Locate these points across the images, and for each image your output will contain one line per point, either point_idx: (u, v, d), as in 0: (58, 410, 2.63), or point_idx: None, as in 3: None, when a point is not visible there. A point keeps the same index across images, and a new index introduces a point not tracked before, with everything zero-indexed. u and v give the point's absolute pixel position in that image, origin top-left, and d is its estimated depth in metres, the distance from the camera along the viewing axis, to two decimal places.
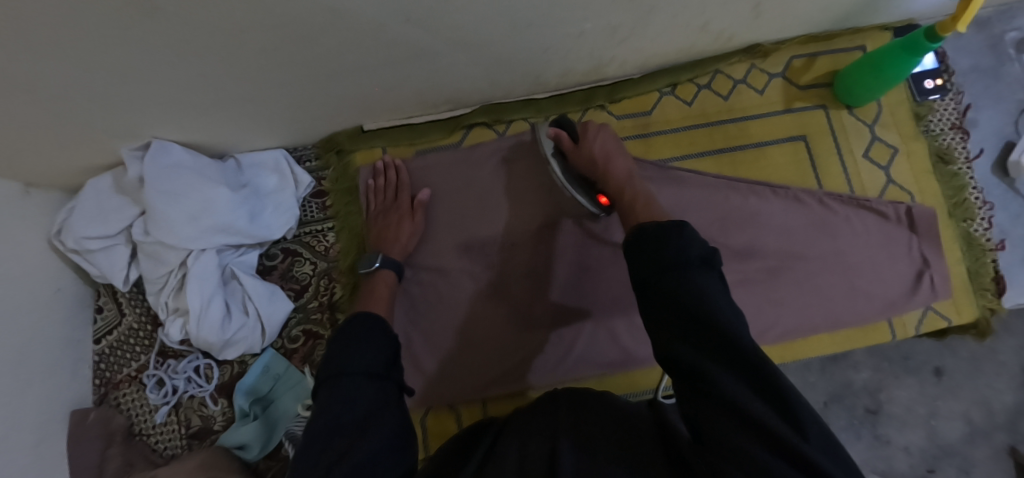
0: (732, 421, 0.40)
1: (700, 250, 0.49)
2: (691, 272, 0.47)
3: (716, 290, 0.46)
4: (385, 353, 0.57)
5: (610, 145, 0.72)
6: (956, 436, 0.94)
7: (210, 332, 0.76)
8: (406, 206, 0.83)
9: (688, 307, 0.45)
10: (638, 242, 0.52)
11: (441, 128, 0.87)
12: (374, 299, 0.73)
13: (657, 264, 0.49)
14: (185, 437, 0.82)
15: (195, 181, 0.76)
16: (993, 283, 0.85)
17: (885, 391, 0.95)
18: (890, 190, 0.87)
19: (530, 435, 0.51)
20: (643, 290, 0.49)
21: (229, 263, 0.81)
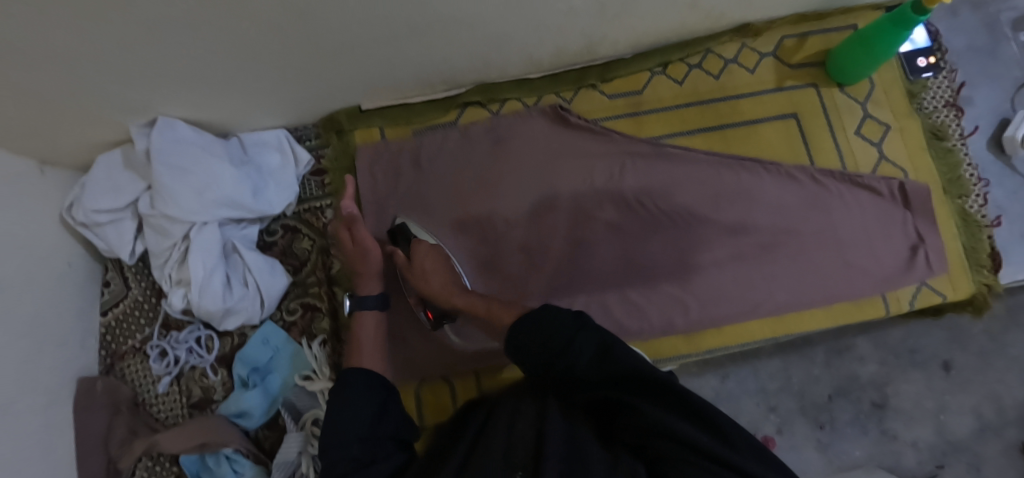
0: (670, 440, 0.49)
1: (574, 316, 0.60)
2: (583, 335, 0.58)
3: (600, 346, 0.58)
4: (369, 412, 0.60)
5: (441, 264, 0.78)
6: (965, 431, 0.99)
7: (212, 302, 0.78)
8: (359, 243, 0.80)
9: (592, 366, 0.58)
10: (524, 323, 0.62)
11: (439, 107, 0.89)
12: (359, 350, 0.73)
13: (547, 339, 0.59)
14: (186, 406, 0.84)
15: (199, 157, 0.79)
16: (990, 259, 0.84)
17: (891, 386, 1.01)
18: (883, 166, 0.87)
19: (522, 400, 0.59)
20: (545, 356, 0.60)
21: (231, 237, 0.83)
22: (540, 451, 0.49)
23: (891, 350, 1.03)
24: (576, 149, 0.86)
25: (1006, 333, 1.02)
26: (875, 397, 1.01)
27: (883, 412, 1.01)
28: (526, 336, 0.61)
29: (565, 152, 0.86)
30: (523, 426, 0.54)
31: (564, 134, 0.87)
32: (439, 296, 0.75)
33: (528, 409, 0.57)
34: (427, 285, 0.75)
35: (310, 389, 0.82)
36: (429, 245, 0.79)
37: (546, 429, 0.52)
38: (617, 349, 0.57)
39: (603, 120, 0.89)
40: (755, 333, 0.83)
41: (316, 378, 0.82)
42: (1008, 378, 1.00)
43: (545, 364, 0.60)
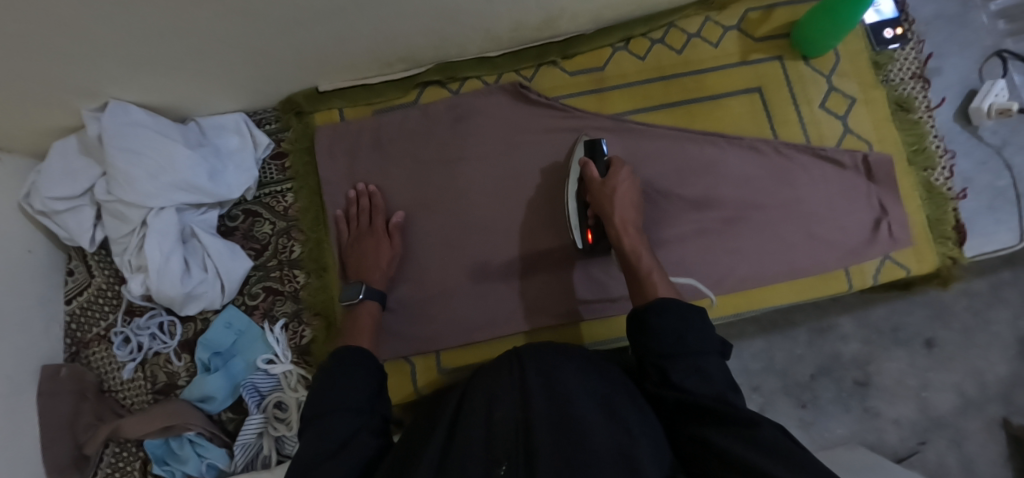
0: (749, 447, 0.50)
1: (716, 339, 0.63)
2: (710, 358, 0.61)
3: (722, 374, 0.60)
4: (370, 389, 0.64)
5: (631, 197, 0.77)
6: (946, 408, 1.00)
7: (170, 285, 0.78)
8: (383, 231, 0.82)
9: (708, 388, 0.58)
10: (674, 305, 0.65)
11: (397, 87, 0.88)
12: (357, 330, 0.75)
13: (682, 340, 0.62)
14: (151, 392, 0.85)
15: (153, 140, 0.78)
16: (955, 231, 0.83)
17: (874, 364, 1.01)
18: (848, 139, 0.86)
19: (500, 384, 0.60)
20: (661, 350, 0.62)
21: (190, 222, 0.82)
22: (528, 441, 0.51)
23: (874, 329, 1.02)
24: (538, 127, 0.86)
25: (988, 308, 1.01)
26: (857, 375, 1.01)
27: (866, 390, 1.01)
28: (665, 322, 0.63)
29: (525, 132, 0.86)
30: (504, 410, 0.56)
31: (527, 111, 0.86)
32: (617, 223, 0.74)
33: (510, 392, 0.58)
34: (611, 210, 0.75)
35: (273, 373, 0.81)
36: (629, 174, 0.78)
37: (531, 410, 0.54)
38: (733, 395, 0.58)
39: (564, 98, 0.88)
40: (718, 309, 0.83)
41: (278, 361, 0.82)
42: (991, 355, 1.00)
43: (656, 355, 0.62)
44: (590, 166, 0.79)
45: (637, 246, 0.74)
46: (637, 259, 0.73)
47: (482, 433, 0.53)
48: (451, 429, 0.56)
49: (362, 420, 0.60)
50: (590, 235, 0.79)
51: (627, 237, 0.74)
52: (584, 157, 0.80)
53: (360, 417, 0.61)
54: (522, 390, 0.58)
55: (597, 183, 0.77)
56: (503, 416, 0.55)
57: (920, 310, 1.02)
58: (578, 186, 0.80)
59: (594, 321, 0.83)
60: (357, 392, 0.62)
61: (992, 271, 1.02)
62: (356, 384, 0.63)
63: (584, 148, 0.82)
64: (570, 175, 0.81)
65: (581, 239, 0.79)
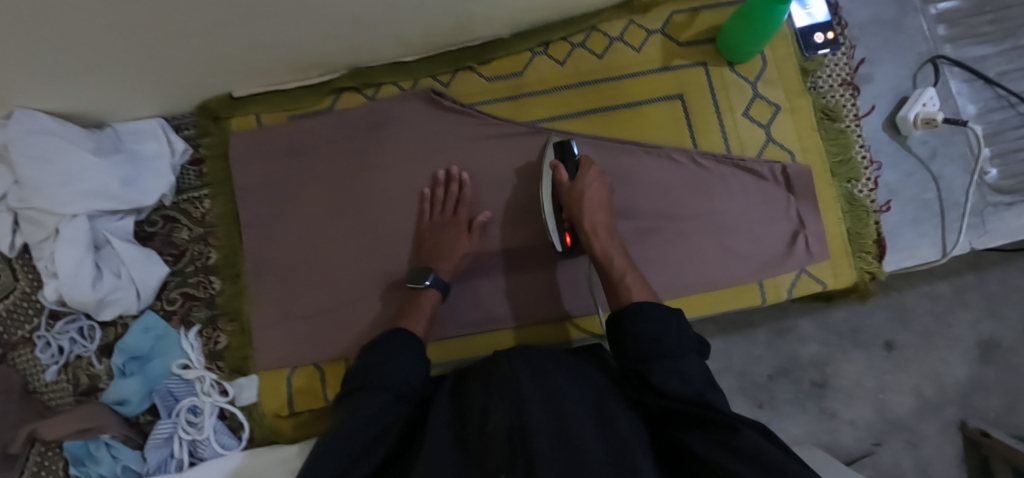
0: (729, 456, 0.48)
1: (694, 340, 0.61)
2: (689, 358, 0.59)
3: (704, 376, 0.58)
4: (411, 377, 0.60)
5: (601, 198, 0.76)
6: (905, 410, 1.04)
7: (82, 292, 0.79)
8: (464, 224, 0.80)
9: (686, 389, 0.56)
10: (655, 310, 0.63)
11: (314, 93, 0.87)
12: (416, 315, 0.74)
13: (658, 341, 0.60)
14: (74, 394, 0.87)
15: (62, 147, 0.79)
16: (875, 245, 0.81)
17: (833, 365, 1.04)
18: (770, 148, 0.84)
19: (488, 390, 0.54)
20: (639, 354, 0.60)
21: (103, 229, 0.83)
22: (525, 449, 0.44)
23: (835, 331, 1.05)
24: (453, 134, 0.85)
25: (951, 310, 1.05)
26: (815, 376, 1.04)
27: (824, 391, 1.04)
28: (644, 324, 0.61)
29: (440, 140, 0.85)
30: (499, 414, 0.49)
31: (441, 118, 0.85)
32: (587, 228, 0.73)
33: (500, 398, 0.51)
34: (580, 217, 0.74)
35: (187, 378, 0.83)
36: (599, 172, 0.77)
37: (528, 414, 0.48)
38: (713, 396, 0.55)
39: (481, 104, 0.86)
40: None
41: (192, 366, 0.83)
42: (951, 358, 1.04)
43: (635, 359, 0.60)
44: (560, 169, 0.78)
45: (609, 250, 0.72)
46: (610, 262, 0.71)
47: (468, 449, 0.48)
48: (457, 438, 0.51)
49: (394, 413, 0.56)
50: (569, 238, 0.78)
51: (597, 239, 0.73)
52: (554, 161, 0.79)
53: (397, 406, 0.57)
54: (503, 395, 0.52)
55: (566, 186, 0.76)
56: (496, 425, 0.48)
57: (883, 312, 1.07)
58: (551, 190, 0.79)
59: (504, 330, 0.83)
60: (392, 377, 0.59)
61: (958, 274, 1.08)
62: (403, 365, 0.61)
63: (552, 151, 0.80)
64: (543, 182, 0.79)
65: (558, 242, 0.78)
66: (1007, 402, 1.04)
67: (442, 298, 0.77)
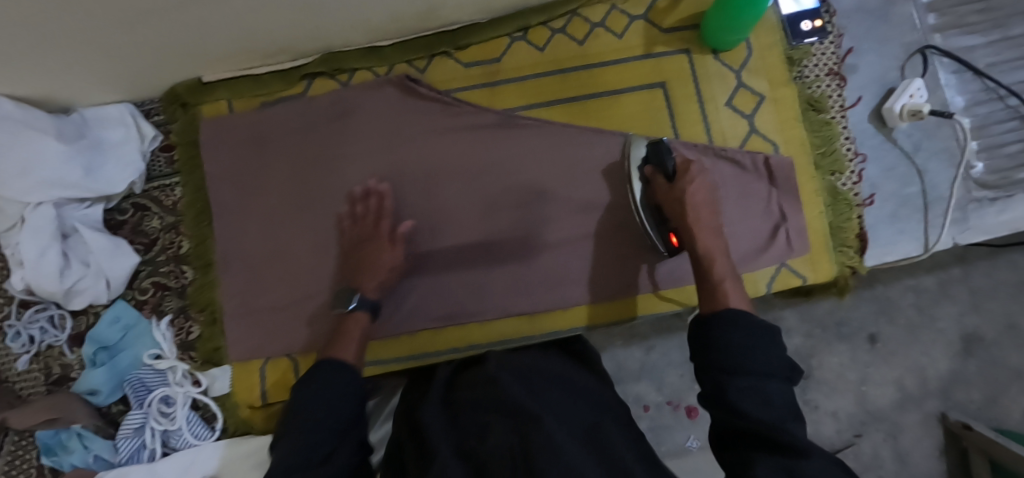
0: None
1: (783, 362, 0.55)
2: (774, 380, 0.53)
3: (786, 397, 0.53)
4: (351, 408, 0.61)
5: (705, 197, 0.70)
6: (886, 402, 1.00)
7: (50, 281, 0.78)
8: (387, 238, 0.77)
9: (767, 411, 0.51)
10: (750, 322, 0.57)
11: (282, 78, 0.84)
12: (343, 340, 0.70)
13: (750, 355, 0.54)
14: (46, 384, 0.86)
15: (19, 131, 0.75)
16: (856, 240, 0.80)
17: (816, 358, 1.02)
18: (753, 139, 0.82)
19: (494, 406, 0.57)
20: (726, 363, 0.55)
21: (70, 218, 0.81)
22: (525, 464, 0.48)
23: (818, 323, 1.02)
24: (426, 123, 0.82)
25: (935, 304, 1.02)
26: (798, 368, 1.00)
27: (805, 381, 1.00)
28: (732, 334, 0.56)
29: (411, 128, 0.82)
30: (502, 434, 0.52)
31: (413, 106, 0.82)
32: (689, 228, 0.68)
33: (506, 418, 0.54)
34: (683, 220, 0.69)
35: (159, 369, 0.82)
36: (699, 171, 0.72)
37: (531, 433, 0.51)
38: (795, 426, 0.51)
39: (457, 91, 0.84)
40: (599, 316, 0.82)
41: (164, 357, 0.83)
42: (933, 352, 1.01)
43: (720, 368, 0.55)
44: (654, 174, 0.73)
45: (711, 249, 0.66)
46: (711, 262, 0.66)
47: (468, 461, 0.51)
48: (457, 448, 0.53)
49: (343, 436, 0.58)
50: (672, 238, 0.74)
51: (703, 237, 0.67)
52: (648, 166, 0.74)
53: (336, 436, 0.58)
54: (512, 412, 0.55)
55: (665, 189, 0.71)
56: (494, 441, 0.51)
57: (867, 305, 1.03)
58: (646, 195, 0.75)
59: (473, 324, 0.82)
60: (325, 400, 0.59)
61: (943, 267, 1.04)
62: (333, 397, 0.60)
63: (644, 148, 0.77)
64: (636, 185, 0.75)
65: (661, 242, 0.75)
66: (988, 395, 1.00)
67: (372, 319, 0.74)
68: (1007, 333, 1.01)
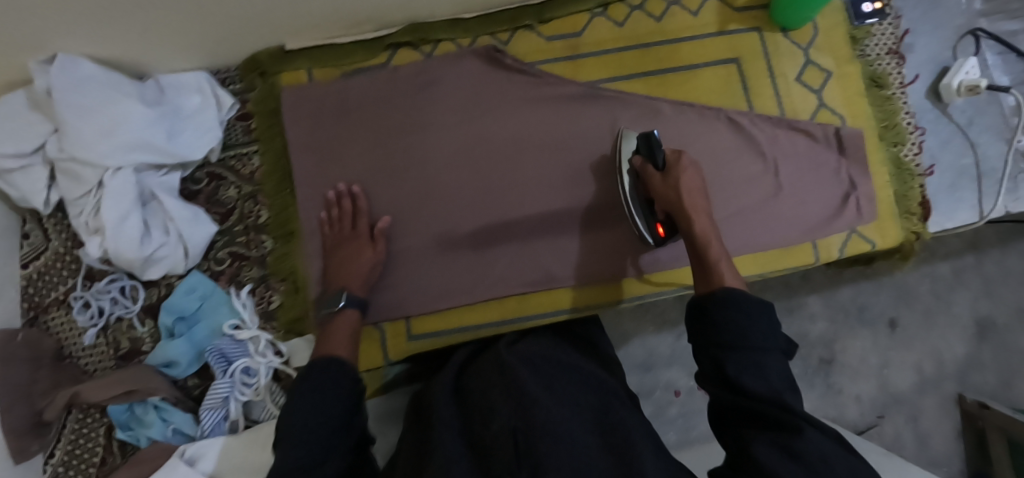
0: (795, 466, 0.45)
1: (784, 340, 0.56)
2: (773, 355, 0.54)
3: (784, 375, 0.53)
4: (343, 408, 0.60)
5: (696, 182, 0.70)
6: (906, 385, 1.16)
7: (130, 248, 0.76)
8: (366, 236, 0.78)
9: (765, 386, 0.51)
10: (741, 295, 0.57)
11: (365, 49, 0.84)
12: (335, 344, 0.68)
13: (745, 331, 0.54)
14: (114, 358, 0.83)
15: (107, 95, 0.75)
16: (920, 207, 0.85)
17: (839, 343, 1.16)
18: (821, 113, 0.86)
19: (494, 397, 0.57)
20: (721, 340, 0.55)
21: (149, 184, 0.79)
22: (523, 451, 0.49)
23: (841, 309, 1.17)
24: (510, 93, 0.83)
25: (950, 291, 1.18)
26: (823, 353, 1.16)
27: (830, 367, 1.15)
28: (728, 310, 0.56)
29: (495, 97, 0.83)
30: (502, 421, 0.53)
31: (497, 76, 0.83)
32: (687, 209, 0.68)
33: (506, 404, 0.55)
34: (678, 201, 0.69)
35: (239, 339, 0.80)
36: (690, 164, 0.72)
37: (530, 421, 0.51)
38: (791, 397, 0.51)
39: (541, 64, 0.85)
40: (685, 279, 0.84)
41: (244, 327, 0.81)
42: (950, 336, 1.17)
43: (716, 344, 0.55)
44: (645, 167, 0.73)
45: (707, 232, 0.66)
46: (706, 247, 0.65)
47: (476, 447, 0.53)
48: (466, 437, 0.55)
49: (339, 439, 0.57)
50: (661, 229, 0.75)
51: (697, 221, 0.67)
52: (640, 160, 0.74)
53: (336, 436, 0.58)
54: (509, 398, 0.56)
55: (659, 181, 0.71)
56: (498, 426, 0.53)
57: (887, 292, 1.17)
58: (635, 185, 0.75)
59: (559, 289, 0.81)
60: (319, 405, 0.58)
61: (957, 255, 1.18)
62: (322, 400, 0.59)
63: (634, 141, 0.77)
64: (625, 173, 0.75)
65: (649, 233, 0.75)
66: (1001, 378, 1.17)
67: (361, 317, 0.74)
68: (1015, 318, 1.18)
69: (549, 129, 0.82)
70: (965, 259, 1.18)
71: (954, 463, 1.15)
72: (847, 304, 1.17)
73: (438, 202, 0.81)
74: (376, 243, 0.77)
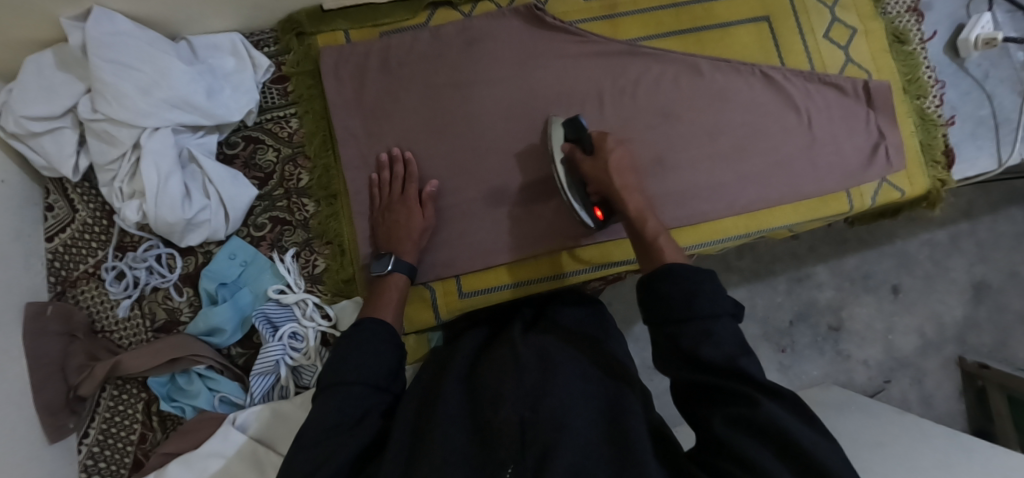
0: (750, 436, 0.47)
1: (729, 302, 0.55)
2: (724, 320, 0.53)
3: (738, 340, 0.53)
4: (387, 365, 0.61)
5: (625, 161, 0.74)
6: (910, 349, 1.19)
7: (170, 211, 0.73)
8: (414, 200, 0.78)
9: (719, 354, 0.51)
10: (683, 270, 0.57)
11: (407, 8, 0.86)
12: (382, 301, 0.69)
13: (691, 301, 0.54)
14: (150, 330, 0.80)
15: (145, 52, 0.73)
16: (943, 155, 0.89)
17: (846, 310, 1.19)
18: (849, 68, 0.90)
19: (505, 381, 0.59)
20: (674, 316, 0.55)
21: (187, 145, 0.78)
22: (531, 440, 0.50)
23: (848, 277, 1.20)
24: (551, 50, 0.86)
25: (947, 256, 1.21)
26: (831, 321, 1.19)
27: (839, 334, 1.19)
28: (670, 287, 0.57)
29: (542, 54, 0.85)
30: (510, 409, 0.54)
31: (540, 35, 0.86)
32: (619, 187, 0.71)
33: (516, 391, 0.57)
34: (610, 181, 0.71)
35: (285, 302, 0.78)
36: (616, 142, 0.75)
37: (536, 412, 0.53)
38: (746, 360, 0.51)
39: (579, 22, 0.88)
40: (729, 229, 0.85)
41: (290, 291, 0.79)
42: (949, 299, 1.20)
43: (669, 322, 0.55)
44: (573, 151, 0.75)
45: (642, 209, 0.70)
46: (643, 222, 0.69)
47: (484, 432, 0.54)
48: (474, 423, 0.57)
49: (378, 398, 0.59)
50: (599, 212, 0.76)
51: (631, 199, 0.71)
52: (570, 143, 0.76)
53: (376, 394, 0.59)
54: (522, 385, 0.57)
55: (588, 162, 0.74)
56: (507, 414, 0.54)
57: (889, 259, 1.21)
58: (567, 170, 0.75)
59: (610, 242, 0.84)
60: (368, 361, 0.59)
61: (952, 223, 1.22)
62: (351, 354, 0.59)
63: (563, 129, 0.78)
64: (556, 156, 0.76)
65: (589, 217, 0.75)
66: (997, 338, 1.19)
67: (410, 281, 0.74)
68: (1010, 281, 1.21)
69: (592, 85, 0.85)
70: (961, 226, 1.21)
71: (958, 423, 1.16)
72: (853, 272, 1.21)
73: (484, 163, 0.83)
74: (427, 206, 0.78)
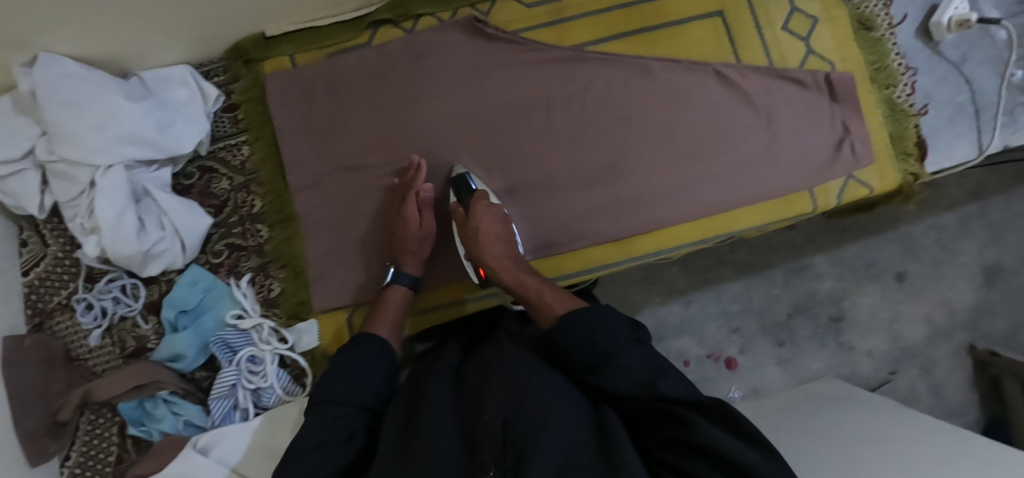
0: (693, 455, 0.46)
1: (628, 330, 0.57)
2: (630, 351, 0.54)
3: (648, 369, 0.53)
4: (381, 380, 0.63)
5: (495, 228, 0.74)
6: (918, 337, 1.14)
7: (126, 244, 0.75)
8: (412, 205, 0.77)
9: (636, 386, 0.52)
10: (574, 316, 0.58)
11: (351, 27, 0.85)
12: (379, 316, 0.73)
13: (592, 345, 0.55)
14: (122, 357, 0.84)
15: (94, 92, 0.75)
16: (916, 147, 0.85)
17: (848, 299, 1.14)
18: (810, 60, 0.86)
19: (490, 380, 0.54)
20: (580, 362, 0.55)
21: (141, 180, 0.80)
22: (514, 437, 0.45)
23: (849, 266, 1.15)
24: (502, 60, 0.85)
25: (955, 240, 1.15)
26: (832, 311, 1.14)
27: (840, 325, 1.14)
28: (567, 337, 0.57)
29: (489, 64, 0.84)
30: (493, 408, 0.50)
31: (485, 47, 0.85)
32: (489, 261, 0.71)
33: (499, 391, 0.52)
34: (481, 251, 0.72)
35: (241, 328, 0.80)
36: (488, 206, 0.75)
37: (519, 411, 0.48)
38: (664, 383, 0.51)
39: (524, 31, 0.86)
40: (686, 235, 0.83)
41: (248, 316, 0.81)
42: (958, 285, 1.15)
43: (579, 368, 0.55)
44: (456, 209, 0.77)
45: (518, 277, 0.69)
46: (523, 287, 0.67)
47: (467, 436, 0.49)
48: (458, 426, 0.52)
49: (360, 418, 0.59)
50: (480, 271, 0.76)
51: (505, 273, 0.70)
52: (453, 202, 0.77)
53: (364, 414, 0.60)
54: (507, 384, 0.52)
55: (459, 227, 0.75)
56: (490, 414, 0.49)
57: (892, 246, 1.15)
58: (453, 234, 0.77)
59: (565, 253, 0.83)
60: (351, 383, 0.60)
61: (960, 205, 1.15)
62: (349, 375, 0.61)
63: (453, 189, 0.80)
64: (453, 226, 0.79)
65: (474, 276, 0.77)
66: (1012, 323, 1.14)
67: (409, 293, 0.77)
68: None
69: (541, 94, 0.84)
70: (971, 208, 1.15)
71: (970, 413, 1.12)
72: (853, 262, 1.15)
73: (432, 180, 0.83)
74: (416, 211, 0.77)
